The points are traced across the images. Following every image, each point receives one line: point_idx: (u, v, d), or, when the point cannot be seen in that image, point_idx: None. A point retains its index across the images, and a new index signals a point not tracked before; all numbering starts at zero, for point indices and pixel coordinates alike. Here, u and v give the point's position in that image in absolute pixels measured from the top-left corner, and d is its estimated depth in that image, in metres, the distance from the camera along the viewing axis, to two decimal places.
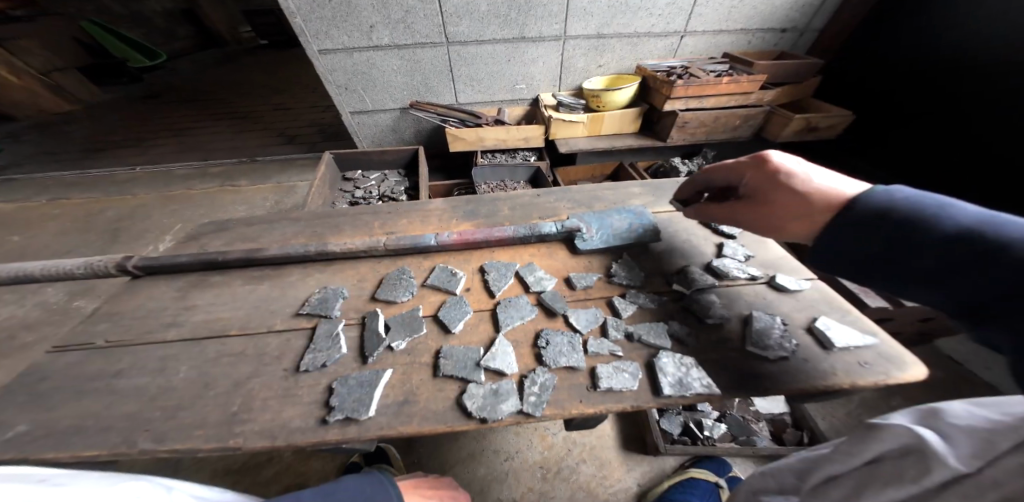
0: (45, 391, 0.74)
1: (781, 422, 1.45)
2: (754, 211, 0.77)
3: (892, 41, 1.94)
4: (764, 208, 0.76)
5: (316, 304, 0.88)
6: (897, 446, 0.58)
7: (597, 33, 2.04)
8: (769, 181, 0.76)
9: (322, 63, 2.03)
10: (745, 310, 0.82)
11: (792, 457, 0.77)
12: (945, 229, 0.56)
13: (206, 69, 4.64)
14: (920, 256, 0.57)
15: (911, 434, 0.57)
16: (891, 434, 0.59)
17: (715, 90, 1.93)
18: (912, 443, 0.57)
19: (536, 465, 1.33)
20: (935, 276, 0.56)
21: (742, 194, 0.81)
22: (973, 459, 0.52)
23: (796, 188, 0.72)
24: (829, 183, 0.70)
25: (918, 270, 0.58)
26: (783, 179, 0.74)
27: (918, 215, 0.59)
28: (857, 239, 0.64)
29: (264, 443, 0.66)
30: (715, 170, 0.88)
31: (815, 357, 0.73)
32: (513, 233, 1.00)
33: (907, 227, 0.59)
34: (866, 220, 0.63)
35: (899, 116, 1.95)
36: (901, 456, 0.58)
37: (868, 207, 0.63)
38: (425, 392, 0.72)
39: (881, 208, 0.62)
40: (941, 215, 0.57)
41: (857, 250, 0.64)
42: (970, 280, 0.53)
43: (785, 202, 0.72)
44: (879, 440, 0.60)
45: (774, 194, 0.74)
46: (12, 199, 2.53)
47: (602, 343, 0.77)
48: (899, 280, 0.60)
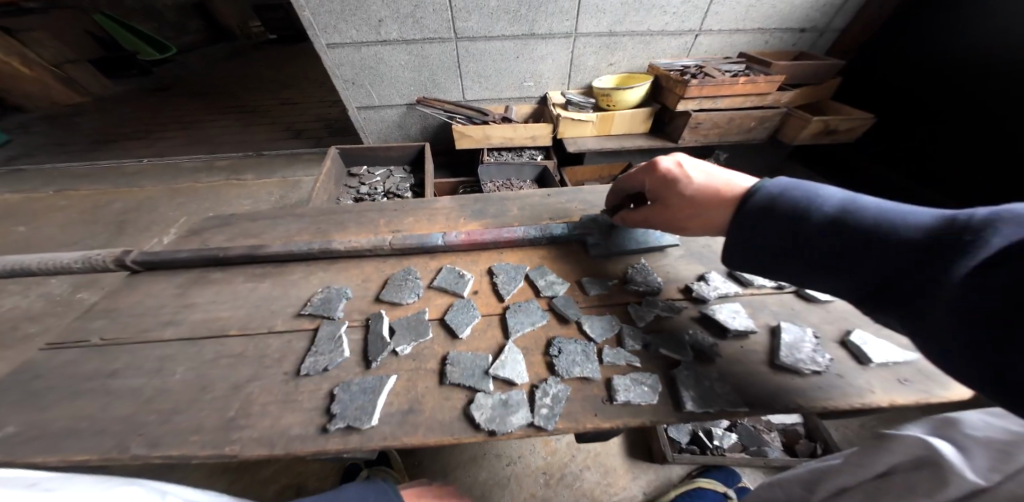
0: (38, 390, 0.71)
1: (793, 433, 1.39)
2: (661, 215, 0.83)
3: (916, 38, 1.91)
4: (668, 212, 0.82)
5: (318, 305, 0.85)
6: (909, 457, 0.58)
7: (609, 31, 2.00)
8: (664, 186, 0.82)
9: (330, 57, 2.00)
10: (772, 321, 0.79)
11: (804, 469, 0.73)
12: (822, 219, 0.62)
13: (216, 62, 4.63)
14: (812, 248, 0.62)
15: (924, 444, 0.57)
16: (903, 444, 0.60)
17: (731, 90, 1.88)
18: (924, 455, 0.57)
19: (539, 471, 1.29)
20: (828, 265, 0.61)
21: (650, 200, 0.86)
22: (991, 472, 0.51)
23: (686, 190, 0.79)
24: (711, 180, 0.77)
25: (814, 261, 0.62)
26: (674, 183, 0.80)
27: (801, 207, 0.64)
28: (758, 235, 0.68)
29: (262, 451, 0.63)
30: (624, 179, 0.93)
31: (850, 372, 0.69)
32: (523, 234, 0.96)
33: (796, 220, 0.64)
34: (762, 216, 0.68)
35: (923, 114, 1.94)
36: (915, 468, 0.57)
37: (760, 203, 0.69)
38: (431, 400, 0.69)
39: (770, 203, 0.68)
40: (816, 206, 0.64)
41: (762, 246, 0.68)
42: (856, 264, 0.58)
43: (682, 205, 0.79)
44: (889, 452, 0.61)
45: (672, 197, 0.80)
46: (20, 189, 2.53)
47: (619, 353, 0.74)
48: (800, 273, 0.64)
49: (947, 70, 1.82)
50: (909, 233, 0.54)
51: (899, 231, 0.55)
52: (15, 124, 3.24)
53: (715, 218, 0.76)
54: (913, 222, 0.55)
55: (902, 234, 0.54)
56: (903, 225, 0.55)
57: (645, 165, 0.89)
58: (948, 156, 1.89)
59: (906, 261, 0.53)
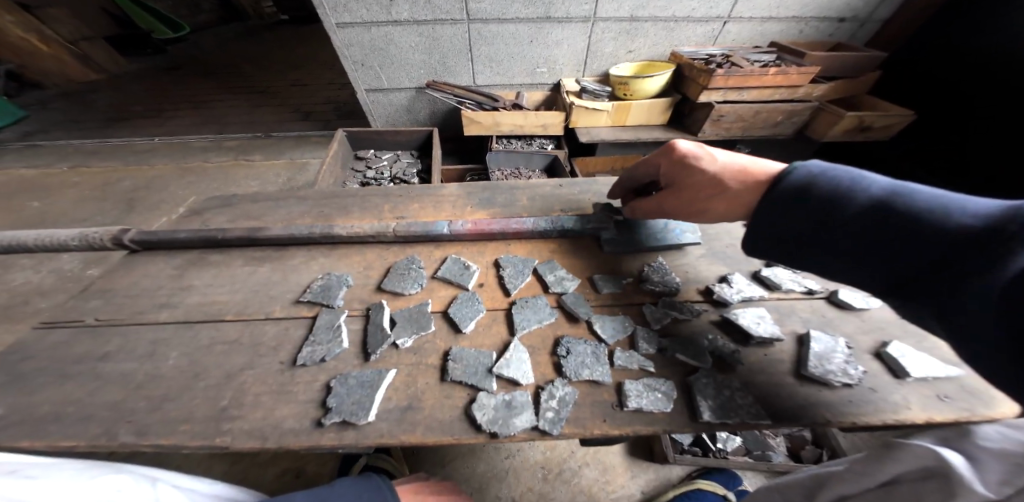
0: (29, 372, 0.70)
1: (799, 439, 1.32)
2: (681, 198, 0.78)
3: (967, 28, 1.80)
4: (690, 193, 0.76)
5: (318, 292, 0.81)
6: (917, 466, 0.57)
7: (630, 16, 1.91)
8: (684, 167, 0.77)
9: (340, 37, 1.94)
10: (800, 328, 0.74)
11: (805, 472, 0.73)
12: (866, 202, 0.58)
13: (228, 42, 4.58)
14: (848, 233, 0.59)
15: (935, 455, 0.55)
16: (912, 454, 0.57)
17: (759, 81, 1.79)
18: (934, 467, 0.55)
19: (537, 465, 1.26)
20: (865, 251, 0.57)
21: (665, 186, 0.81)
22: (1002, 485, 0.50)
23: (710, 169, 0.74)
24: (733, 160, 0.74)
25: (849, 248, 0.59)
26: (695, 161, 0.76)
27: (841, 189, 0.61)
28: (788, 217, 0.64)
29: (253, 444, 0.60)
30: (635, 167, 0.89)
31: (884, 387, 0.65)
32: (533, 226, 0.92)
33: (833, 203, 0.60)
34: (795, 197, 0.64)
35: (967, 111, 1.86)
36: (922, 478, 0.56)
37: (796, 183, 0.65)
38: (432, 397, 0.65)
39: (807, 184, 0.64)
40: (859, 189, 0.60)
41: (790, 230, 0.64)
42: (895, 252, 0.55)
43: (705, 185, 0.74)
44: (896, 462, 0.59)
45: (694, 177, 0.75)
46: (35, 164, 2.53)
47: (631, 356, 0.69)
48: (831, 259, 0.61)
49: (995, 67, 1.74)
50: (962, 222, 0.51)
51: (952, 220, 0.51)
52: (33, 99, 3.24)
53: (741, 198, 0.71)
54: (968, 212, 0.51)
55: (955, 223, 0.51)
56: (957, 214, 0.52)
57: (659, 149, 0.84)
58: (985, 157, 1.83)
59: (950, 252, 0.50)
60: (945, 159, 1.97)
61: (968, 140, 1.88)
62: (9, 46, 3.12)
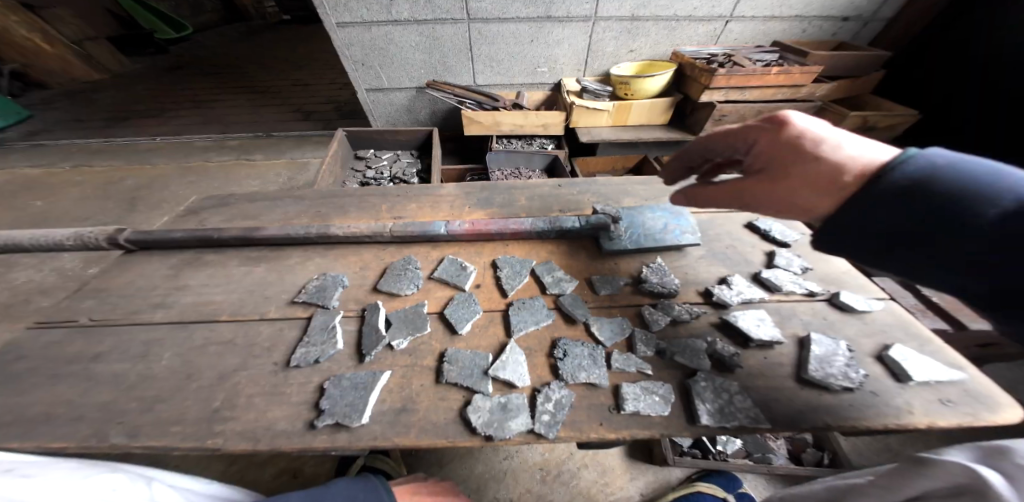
0: (21, 372, 0.69)
1: (800, 442, 1.31)
2: (768, 191, 0.63)
3: (966, 29, 1.82)
4: (783, 188, 0.61)
5: (313, 293, 0.81)
6: (950, 484, 0.51)
7: (631, 15, 1.89)
8: (783, 157, 0.60)
9: (339, 36, 1.94)
10: (801, 331, 0.72)
11: (821, 483, 0.69)
12: (1002, 208, 0.46)
13: (229, 42, 4.59)
14: (960, 243, 0.49)
15: (967, 471, 0.50)
16: (942, 471, 0.52)
17: (761, 81, 1.77)
18: (966, 484, 0.50)
19: (536, 467, 1.25)
20: (996, 266, 0.47)
21: (751, 174, 0.65)
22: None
23: (831, 160, 0.57)
24: (863, 151, 0.56)
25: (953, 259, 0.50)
26: (810, 147, 0.58)
27: (970, 187, 0.48)
28: (878, 217, 0.54)
29: (244, 446, 0.59)
30: (714, 138, 0.70)
31: (887, 391, 0.63)
32: (531, 226, 0.90)
33: (961, 204, 0.48)
34: (902, 193, 0.52)
35: (960, 113, 1.88)
36: (954, 495, 0.51)
37: (905, 178, 0.52)
38: (427, 399, 0.65)
39: (930, 180, 0.51)
40: (996, 191, 0.47)
41: (875, 228, 0.55)
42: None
43: (806, 182, 0.59)
44: (925, 476, 0.54)
45: (806, 167, 0.58)
46: (38, 164, 2.54)
47: (628, 359, 0.68)
48: (922, 266, 0.53)
49: (1009, 59, 1.69)
50: None
51: None
52: (36, 98, 3.25)
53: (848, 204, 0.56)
54: None
55: None
56: None
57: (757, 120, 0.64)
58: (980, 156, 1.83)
59: None
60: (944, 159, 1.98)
61: (964, 141, 1.89)
62: (13, 45, 3.12)
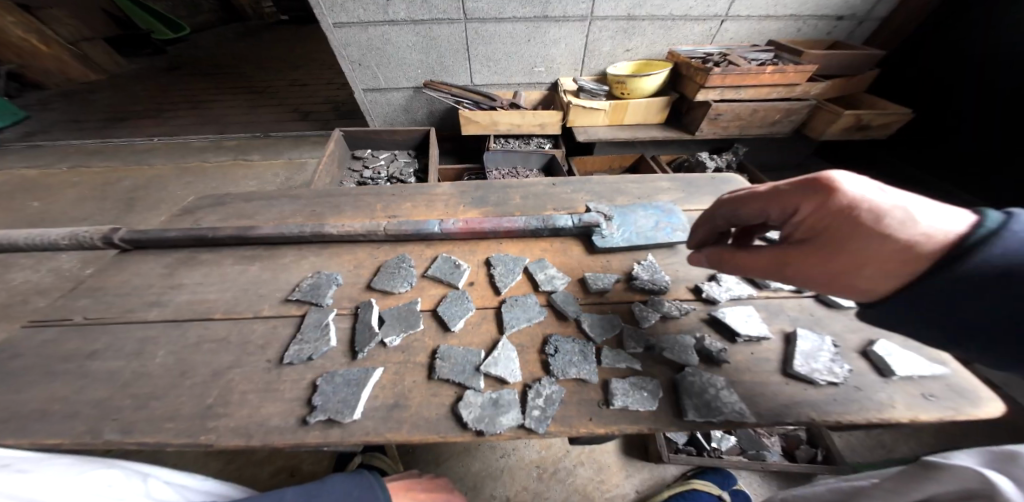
0: (17, 370, 0.70)
1: (795, 438, 1.32)
2: (820, 264, 0.56)
3: (962, 28, 1.83)
4: (839, 262, 0.55)
5: (307, 291, 0.81)
6: (958, 488, 0.49)
7: (627, 15, 1.90)
8: (840, 226, 0.54)
9: (336, 36, 1.94)
10: (788, 327, 0.73)
11: (826, 485, 0.68)
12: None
13: (227, 42, 4.59)
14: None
15: (978, 476, 0.48)
16: (954, 475, 0.50)
17: (756, 80, 1.78)
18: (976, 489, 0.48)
19: (532, 464, 1.26)
20: None
21: (799, 241, 0.59)
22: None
23: (891, 234, 0.51)
24: (928, 222, 0.50)
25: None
26: (865, 218, 0.52)
27: None
28: (967, 301, 0.49)
29: (238, 442, 0.60)
30: (751, 202, 0.65)
31: (870, 385, 0.64)
32: (524, 225, 0.91)
33: None
34: (999, 280, 0.47)
35: (956, 112, 1.89)
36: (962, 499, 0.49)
37: (996, 263, 0.47)
38: (419, 395, 0.65)
39: (1017, 269, 0.46)
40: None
41: (957, 308, 0.51)
42: None
43: (867, 258, 0.53)
44: (935, 481, 0.52)
45: (864, 241, 0.52)
46: (35, 164, 2.54)
47: (618, 355, 0.69)
48: (1003, 352, 0.51)
49: (1008, 57, 1.69)
50: None
51: None
52: (33, 98, 3.25)
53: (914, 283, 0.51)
54: None
55: None
56: None
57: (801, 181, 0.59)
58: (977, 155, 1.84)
59: None
60: (940, 157, 1.98)
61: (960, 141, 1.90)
62: (9, 46, 3.11)
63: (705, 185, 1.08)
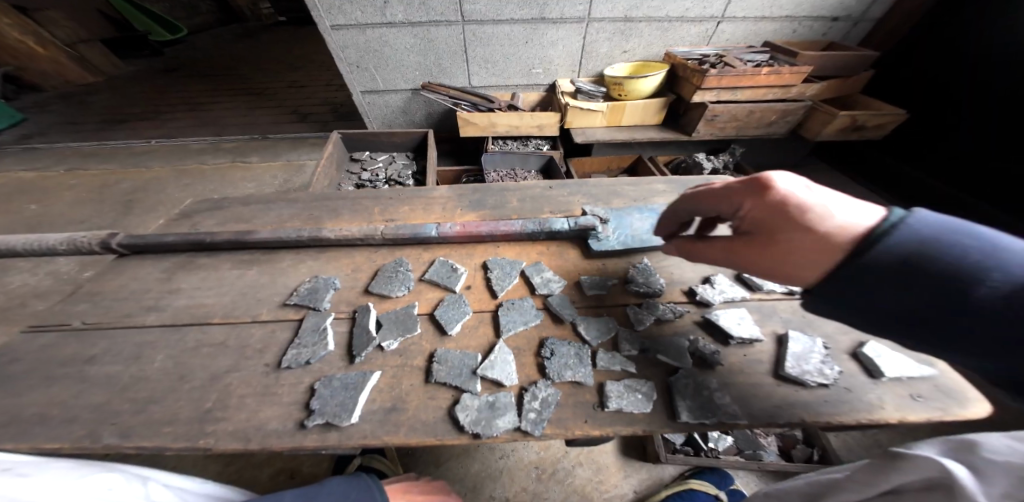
0: (15, 374, 0.70)
1: (791, 438, 1.32)
2: (759, 255, 0.60)
3: (956, 29, 1.84)
4: (775, 254, 0.58)
5: (305, 295, 0.82)
6: (923, 477, 0.50)
7: (624, 16, 1.91)
8: (774, 219, 0.58)
9: (334, 39, 1.94)
10: (780, 329, 0.74)
11: (806, 478, 0.69)
12: (999, 285, 0.45)
13: (225, 43, 4.58)
14: (971, 322, 0.47)
15: (937, 465, 0.49)
16: (916, 466, 0.51)
17: (752, 82, 1.79)
18: (937, 478, 0.49)
19: (531, 465, 1.26)
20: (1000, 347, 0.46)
21: (742, 233, 0.62)
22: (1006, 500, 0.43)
23: (816, 228, 0.54)
24: (847, 217, 0.54)
25: (964, 337, 0.48)
26: (794, 214, 0.56)
27: (965, 265, 0.47)
28: (887, 293, 0.51)
29: (236, 446, 0.61)
30: (699, 198, 0.68)
31: (860, 386, 0.65)
32: (521, 228, 0.92)
33: (961, 284, 0.46)
34: (903, 269, 0.49)
35: (951, 113, 1.90)
36: (928, 488, 0.50)
37: (898, 253, 0.49)
38: (416, 399, 0.66)
39: (920, 256, 0.49)
40: (990, 264, 0.46)
41: (882, 304, 0.52)
42: None
43: (801, 250, 0.55)
44: (901, 470, 0.53)
45: (792, 235, 0.56)
46: (32, 167, 2.54)
47: (613, 358, 0.70)
48: (930, 341, 0.51)
49: (1001, 57, 1.71)
50: None
51: None
52: (30, 101, 3.24)
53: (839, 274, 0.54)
54: None
55: None
56: None
57: (743, 181, 0.62)
58: (971, 154, 1.86)
59: None
60: (934, 157, 1.99)
61: (954, 140, 1.90)
62: (6, 48, 3.11)
63: None
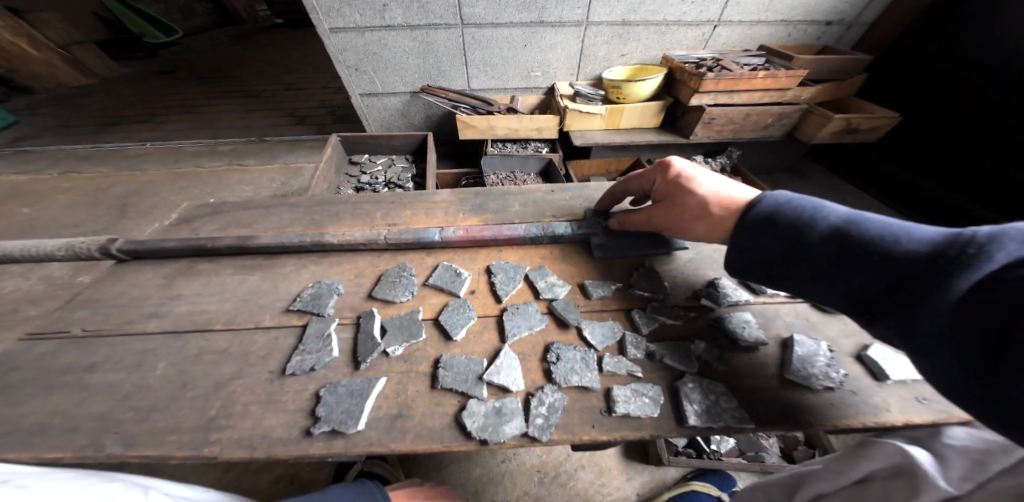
0: (14, 383, 0.69)
1: (792, 440, 1.33)
2: (668, 215, 0.79)
3: (948, 36, 1.87)
4: (677, 212, 0.77)
5: (308, 300, 0.81)
6: (888, 465, 0.59)
7: (622, 20, 1.92)
8: (675, 187, 0.78)
9: (333, 42, 1.94)
10: (784, 332, 0.74)
11: (785, 471, 0.74)
12: (824, 229, 0.60)
13: (220, 45, 4.56)
14: (815, 259, 0.59)
15: (902, 452, 0.57)
16: (882, 452, 0.59)
17: (748, 85, 1.80)
18: (902, 464, 0.57)
19: (534, 469, 1.26)
20: (828, 277, 0.58)
21: (656, 201, 0.82)
22: (963, 481, 0.53)
23: (700, 194, 0.75)
24: (720, 187, 0.75)
25: (814, 275, 0.60)
26: (686, 184, 0.77)
27: (799, 217, 0.63)
28: (752, 242, 0.67)
29: (241, 454, 0.60)
30: (629, 179, 0.90)
31: (865, 389, 0.66)
32: (524, 233, 0.92)
33: (798, 229, 0.62)
34: (758, 223, 0.66)
35: (945, 116, 1.92)
36: (893, 475, 0.58)
37: (760, 211, 0.67)
38: (422, 405, 0.65)
39: (773, 213, 0.65)
40: (819, 217, 0.61)
41: (761, 256, 0.66)
42: (855, 280, 0.56)
43: (693, 207, 0.75)
44: (868, 459, 0.61)
45: (684, 198, 0.77)
46: (25, 170, 2.51)
47: (619, 362, 0.70)
48: (792, 286, 0.63)
49: (995, 62, 1.73)
50: (911, 247, 0.52)
51: (901, 246, 0.52)
52: (23, 103, 3.21)
53: (719, 222, 0.72)
54: (915, 237, 0.52)
55: (905, 248, 0.52)
56: (905, 240, 0.53)
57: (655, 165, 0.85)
58: (964, 156, 1.88)
59: (903, 276, 0.51)
60: (927, 159, 2.02)
61: (948, 143, 1.93)
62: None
63: None
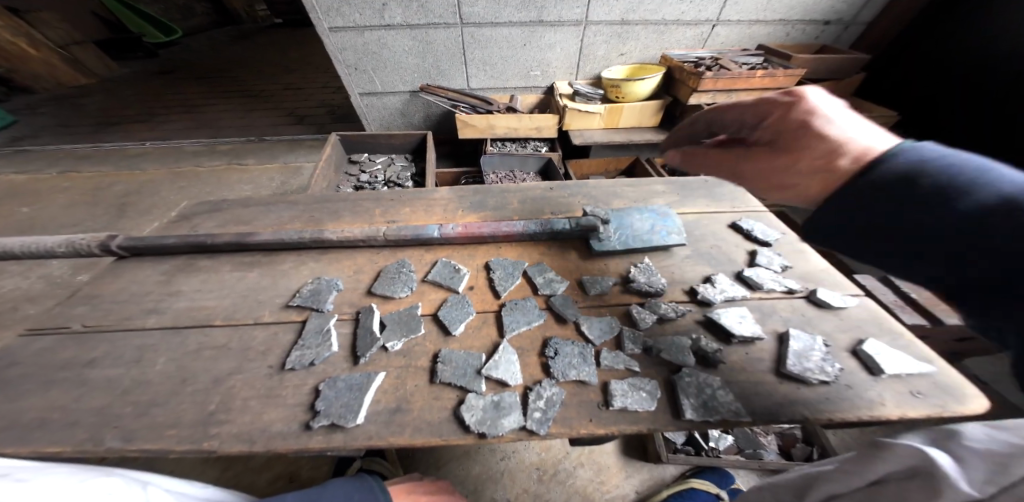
0: (14, 378, 0.70)
1: (791, 436, 1.33)
2: (779, 161, 0.68)
3: (941, 36, 1.89)
4: (795, 158, 0.66)
5: (307, 296, 0.82)
6: (902, 466, 0.48)
7: (621, 20, 1.93)
8: (802, 126, 0.65)
9: (332, 41, 1.94)
10: (781, 327, 0.75)
11: (797, 471, 0.64)
12: (974, 202, 0.53)
13: (220, 45, 4.56)
14: (948, 232, 0.54)
15: (918, 453, 0.47)
16: (896, 453, 0.49)
17: (747, 84, 1.81)
18: (919, 466, 0.47)
19: (533, 467, 1.27)
20: (956, 255, 0.53)
21: (765, 143, 0.70)
22: (987, 484, 0.42)
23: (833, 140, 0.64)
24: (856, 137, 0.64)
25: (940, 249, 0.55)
26: (819, 125, 0.64)
27: (950, 184, 0.55)
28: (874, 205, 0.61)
29: (240, 448, 0.60)
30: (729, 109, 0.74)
31: (861, 384, 0.66)
32: (523, 229, 0.92)
33: (941, 196, 0.55)
34: (895, 184, 0.59)
35: (939, 115, 1.93)
36: (908, 478, 0.48)
37: (901, 172, 0.59)
38: (420, 400, 0.66)
39: (920, 175, 0.57)
40: (979, 186, 0.53)
41: (877, 221, 0.61)
42: (991, 265, 0.50)
43: (819, 155, 0.64)
44: (882, 460, 0.51)
45: (812, 143, 0.64)
46: (24, 170, 2.51)
47: (617, 356, 0.70)
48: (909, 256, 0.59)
49: (986, 63, 1.75)
50: None
51: None
52: (22, 103, 3.20)
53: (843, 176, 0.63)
54: None
55: None
56: None
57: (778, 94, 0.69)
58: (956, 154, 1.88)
59: None
60: None
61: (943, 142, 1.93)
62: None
63: (701, 187, 1.10)
